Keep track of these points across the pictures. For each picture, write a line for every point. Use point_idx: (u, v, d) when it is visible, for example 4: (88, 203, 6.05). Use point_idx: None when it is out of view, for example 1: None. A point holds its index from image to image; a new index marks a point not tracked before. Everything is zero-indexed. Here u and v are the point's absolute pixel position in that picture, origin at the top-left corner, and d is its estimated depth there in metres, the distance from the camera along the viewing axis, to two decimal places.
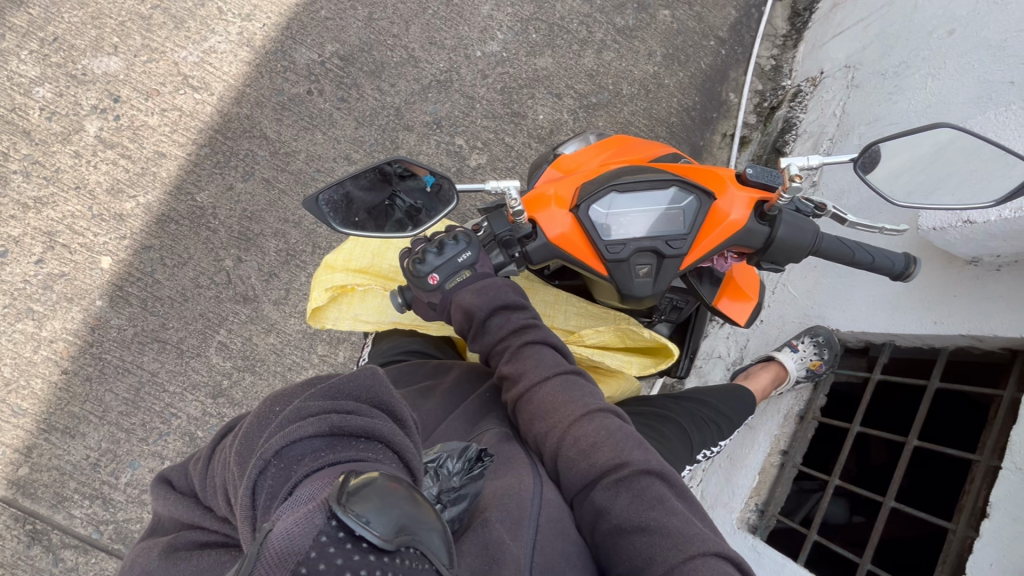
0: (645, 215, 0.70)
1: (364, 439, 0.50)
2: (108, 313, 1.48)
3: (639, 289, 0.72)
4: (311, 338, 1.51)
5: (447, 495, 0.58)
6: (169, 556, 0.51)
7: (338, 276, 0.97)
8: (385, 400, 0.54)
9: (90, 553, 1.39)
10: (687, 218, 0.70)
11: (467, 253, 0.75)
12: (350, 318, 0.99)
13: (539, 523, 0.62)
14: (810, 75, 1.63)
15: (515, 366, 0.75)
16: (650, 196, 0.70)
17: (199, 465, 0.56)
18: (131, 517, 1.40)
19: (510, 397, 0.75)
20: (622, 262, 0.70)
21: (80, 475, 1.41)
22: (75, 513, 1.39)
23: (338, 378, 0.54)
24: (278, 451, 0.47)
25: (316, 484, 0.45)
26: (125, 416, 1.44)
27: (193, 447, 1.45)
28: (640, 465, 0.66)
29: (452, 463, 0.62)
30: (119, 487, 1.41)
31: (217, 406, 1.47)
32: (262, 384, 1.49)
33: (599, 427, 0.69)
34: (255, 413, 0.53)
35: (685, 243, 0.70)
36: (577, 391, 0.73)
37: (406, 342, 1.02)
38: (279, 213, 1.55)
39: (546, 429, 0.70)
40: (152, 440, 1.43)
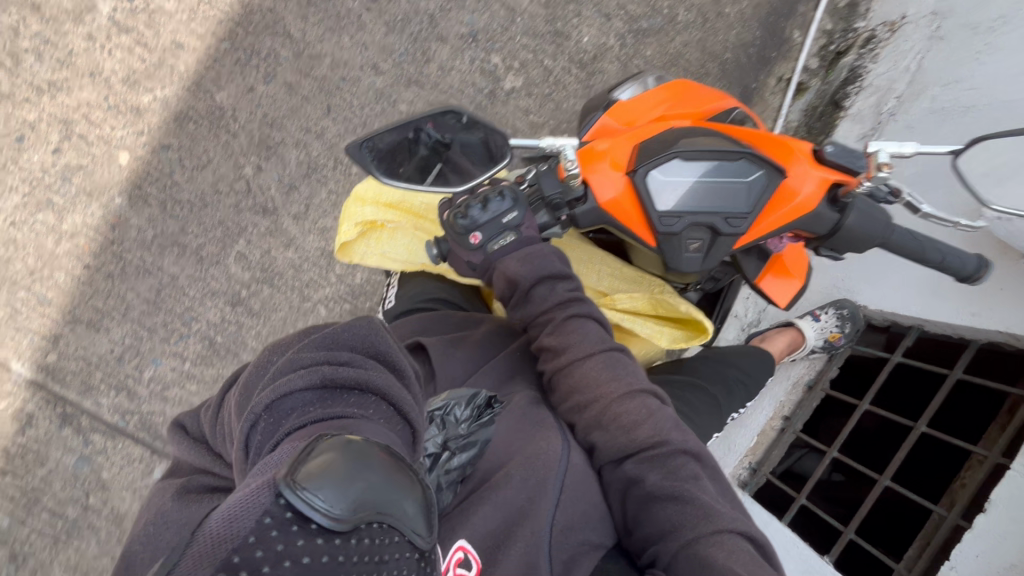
0: (708, 187, 0.63)
1: (357, 391, 0.50)
2: (128, 212, 1.46)
3: (687, 264, 0.68)
4: (329, 256, 1.52)
5: (455, 442, 0.60)
6: (181, 499, 0.48)
7: (368, 209, 0.94)
8: (381, 349, 0.54)
9: (117, 439, 1.43)
10: (752, 195, 0.64)
11: (514, 214, 0.71)
12: (379, 254, 0.95)
13: (562, 484, 0.62)
14: (889, 19, 1.44)
15: (559, 338, 0.72)
16: (715, 167, 0.64)
17: (209, 413, 0.55)
18: (155, 410, 1.45)
19: (549, 368, 0.73)
20: (673, 235, 0.65)
21: (105, 366, 1.44)
22: (102, 401, 1.43)
23: (335, 328, 0.54)
24: (268, 405, 0.47)
25: (296, 441, 0.44)
26: (147, 315, 1.46)
27: (212, 351, 1.49)
28: (677, 446, 0.66)
29: (460, 410, 0.63)
30: (142, 381, 1.45)
31: (236, 314, 1.49)
32: (279, 297, 1.51)
33: (640, 406, 0.67)
34: (254, 363, 0.54)
35: (744, 223, 0.65)
36: (620, 367, 0.71)
37: (436, 288, 0.99)
38: (301, 122, 1.48)
39: (586, 404, 0.68)
40: (173, 340, 1.47)
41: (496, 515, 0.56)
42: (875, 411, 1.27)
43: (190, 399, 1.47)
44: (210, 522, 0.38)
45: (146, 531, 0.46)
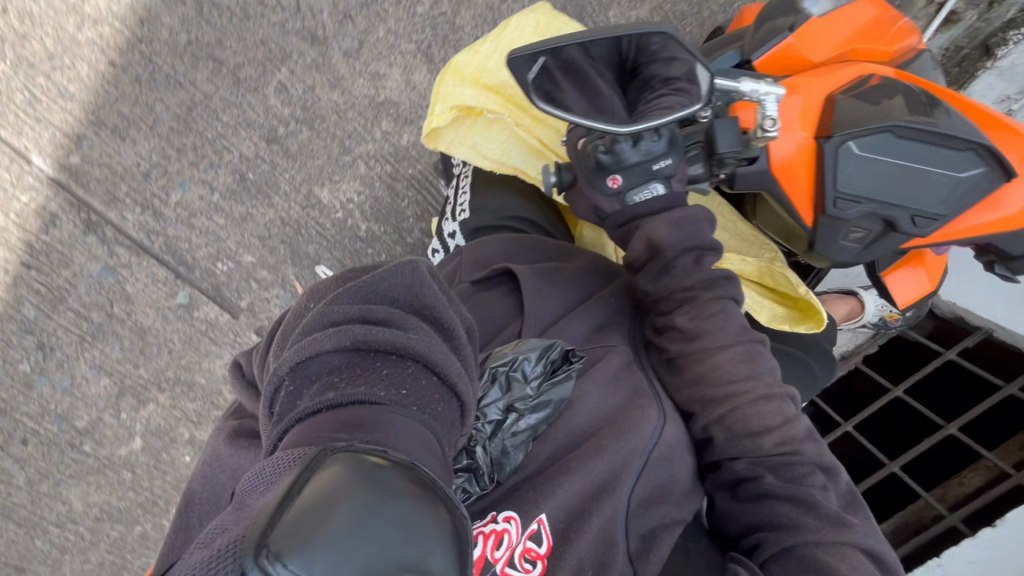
0: (899, 175, 0.74)
1: (394, 355, 0.47)
2: (159, 7, 1.28)
3: (843, 246, 0.81)
4: (377, 109, 1.44)
5: (525, 403, 0.58)
6: (232, 442, 0.52)
7: (466, 93, 0.91)
8: (427, 304, 0.51)
9: (142, 257, 1.39)
10: (939, 195, 0.75)
11: (668, 160, 0.72)
12: (467, 145, 0.95)
13: (647, 458, 0.66)
14: None
15: (696, 325, 0.73)
16: (916, 156, 0.74)
17: (256, 355, 0.56)
18: (182, 237, 1.40)
19: (673, 347, 0.74)
20: (844, 219, 0.78)
21: (131, 181, 1.34)
22: (127, 216, 1.36)
23: (372, 279, 0.51)
24: (294, 366, 0.46)
25: (313, 426, 0.41)
26: (176, 134, 1.34)
27: (243, 187, 1.41)
28: (810, 456, 0.72)
29: (531, 366, 0.59)
30: (169, 205, 1.37)
31: (271, 152, 1.39)
32: (319, 143, 1.42)
33: (774, 411, 0.71)
34: (294, 307, 0.54)
35: (927, 222, 0.76)
36: (760, 365, 0.73)
37: (518, 207, 0.93)
38: None
39: (717, 398, 0.72)
40: (202, 167, 1.37)
41: (578, 486, 0.60)
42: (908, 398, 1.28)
43: (218, 232, 1.42)
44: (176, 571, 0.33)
45: (204, 469, 0.53)
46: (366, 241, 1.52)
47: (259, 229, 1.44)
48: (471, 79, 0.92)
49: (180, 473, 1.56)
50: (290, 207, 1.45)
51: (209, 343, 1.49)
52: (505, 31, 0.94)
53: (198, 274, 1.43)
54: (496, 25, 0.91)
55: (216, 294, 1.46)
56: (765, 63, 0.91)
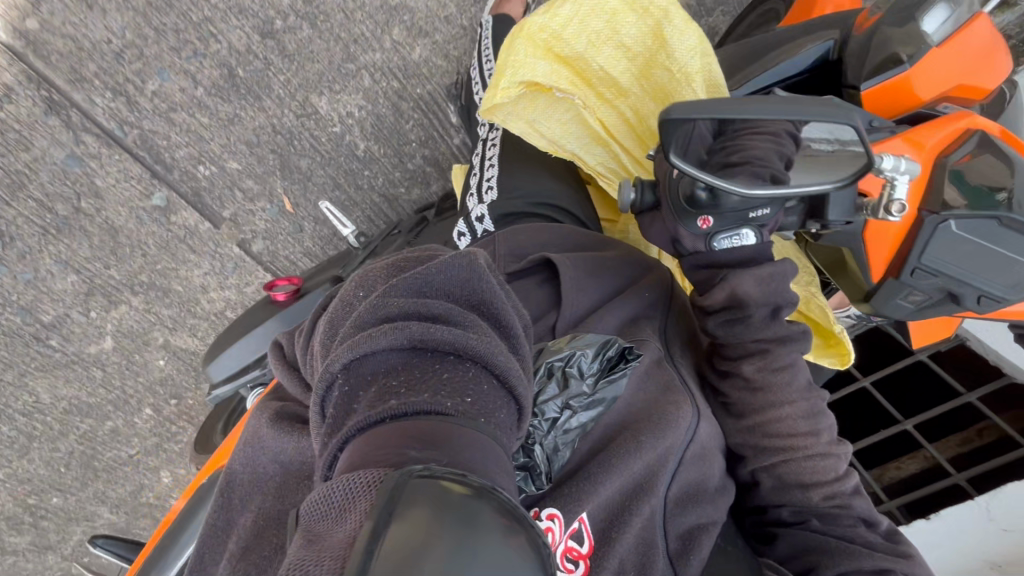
0: (979, 257, 0.70)
1: (453, 356, 0.46)
2: None
3: (897, 305, 0.79)
4: (390, 13, 1.30)
5: (580, 400, 0.58)
6: (276, 426, 0.55)
7: (538, 66, 0.82)
8: (483, 298, 0.51)
9: (113, 149, 1.25)
10: (1013, 283, 0.71)
11: (768, 209, 0.70)
12: (526, 120, 0.85)
13: (682, 457, 0.64)
14: None
15: (765, 382, 0.70)
16: (1010, 252, 0.69)
17: (300, 340, 0.55)
18: (158, 132, 1.26)
19: (733, 395, 0.71)
20: (910, 284, 0.76)
21: (100, 59, 1.17)
22: (96, 100, 1.20)
23: (426, 272, 0.50)
24: (349, 363, 0.45)
25: (377, 435, 0.39)
26: (155, 11, 1.17)
27: (232, 85, 1.26)
28: (856, 509, 0.72)
29: (587, 364, 0.59)
30: (145, 93, 1.22)
31: (265, 48, 1.25)
32: (320, 44, 1.28)
33: (829, 468, 0.71)
34: (342, 295, 0.53)
35: (988, 301, 0.73)
36: (821, 422, 0.71)
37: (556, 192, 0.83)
38: None
39: (771, 448, 0.71)
40: (185, 54, 1.21)
41: (617, 483, 0.58)
42: (874, 392, 1.34)
43: (201, 132, 1.28)
44: None
45: (244, 450, 0.57)
46: (363, 162, 1.42)
47: (248, 134, 1.31)
48: (545, 48, 0.83)
49: (153, 375, 1.53)
50: (283, 114, 1.31)
51: (186, 251, 1.40)
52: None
53: (176, 175, 1.31)
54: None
55: (196, 200, 1.35)
56: (871, 97, 0.80)
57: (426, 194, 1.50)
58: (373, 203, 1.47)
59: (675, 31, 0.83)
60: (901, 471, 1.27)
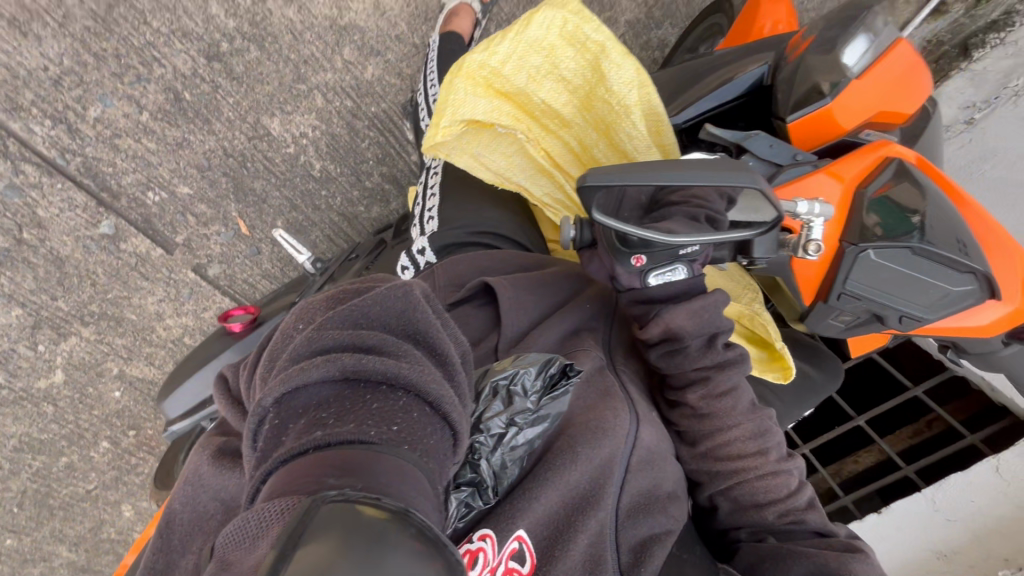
0: (900, 283, 0.65)
1: (386, 386, 0.43)
2: None
3: (825, 328, 0.73)
4: (340, 33, 1.29)
5: (524, 417, 0.54)
6: (217, 462, 0.49)
7: (479, 104, 0.79)
8: (419, 328, 0.48)
9: (55, 178, 1.21)
10: (940, 304, 0.65)
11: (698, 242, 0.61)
12: (470, 155, 0.85)
13: (628, 464, 0.60)
14: None
15: (706, 403, 0.61)
16: (929, 274, 0.64)
17: (241, 374, 0.52)
18: (102, 158, 1.23)
19: (681, 424, 0.64)
20: (834, 309, 0.69)
21: (37, 87, 1.13)
22: (34, 129, 1.16)
23: (362, 301, 0.48)
24: (278, 399, 0.41)
25: (294, 474, 0.36)
26: (93, 36, 1.13)
27: (178, 110, 1.23)
28: (811, 524, 0.63)
29: (530, 380, 0.56)
30: (87, 121, 1.18)
31: (211, 71, 1.22)
32: (269, 66, 1.26)
33: (782, 484, 0.63)
34: (281, 327, 0.50)
35: (914, 324, 0.67)
36: (769, 441, 0.63)
37: (497, 220, 0.85)
38: None
39: (722, 472, 0.63)
40: (128, 80, 1.18)
41: (555, 496, 0.54)
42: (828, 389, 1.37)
43: (148, 158, 1.26)
44: None
45: (184, 488, 0.50)
46: (320, 182, 1.41)
47: (198, 158, 1.29)
48: (485, 85, 0.80)
49: (109, 407, 1.49)
50: (234, 137, 1.29)
51: (138, 278, 1.37)
52: (526, 25, 0.78)
53: (124, 202, 1.28)
54: (517, 23, 0.77)
55: (146, 226, 1.32)
56: (798, 129, 0.77)
57: (386, 212, 1.50)
58: (332, 222, 1.46)
59: (614, 65, 0.79)
60: (858, 466, 1.29)
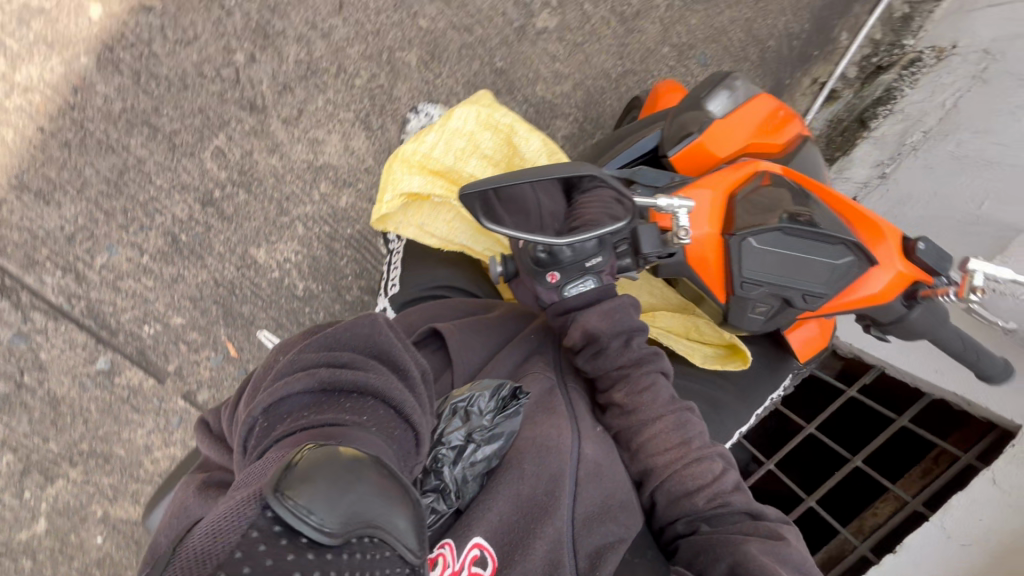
0: (790, 264, 0.73)
1: (354, 395, 0.53)
2: (93, 75, 1.29)
3: (747, 322, 0.80)
4: (316, 172, 1.48)
5: (479, 434, 0.66)
6: (202, 493, 0.53)
7: (414, 179, 0.94)
8: (383, 349, 0.58)
9: (60, 321, 1.34)
10: (829, 277, 0.73)
11: (598, 258, 0.76)
12: (415, 225, 0.99)
13: (577, 478, 0.68)
14: (939, 44, 1.81)
15: (631, 396, 0.76)
16: (808, 249, 0.73)
17: (225, 412, 0.60)
18: (104, 299, 1.36)
19: (615, 425, 0.76)
20: (745, 299, 0.76)
21: (53, 244, 1.31)
22: (46, 279, 1.32)
23: (335, 329, 0.58)
24: (267, 407, 0.51)
25: (282, 447, 0.46)
26: (105, 197, 1.33)
27: (175, 250, 1.40)
28: (739, 506, 0.70)
29: (484, 402, 0.68)
30: (93, 268, 1.34)
31: (205, 215, 1.41)
32: (255, 206, 1.44)
33: (706, 469, 0.71)
34: (264, 362, 0.60)
35: (816, 301, 0.75)
36: (689, 432, 0.74)
37: (449, 276, 1.01)
38: (305, 14, 1.41)
39: (655, 468, 0.72)
40: (132, 229, 1.36)
41: (508, 506, 0.63)
42: (820, 435, 1.34)
43: (146, 295, 1.39)
44: (193, 536, 0.41)
45: (170, 523, 0.53)
46: (304, 300, 1.52)
47: (191, 290, 1.42)
48: (419, 167, 0.95)
49: (90, 556, 1.42)
50: (224, 268, 1.44)
51: (130, 411, 1.42)
52: (448, 119, 0.97)
53: (121, 337, 1.39)
54: (440, 118, 0.96)
55: (140, 358, 1.41)
56: (680, 161, 0.92)
57: None
58: None
59: (524, 140, 0.99)
60: (878, 518, 1.18)
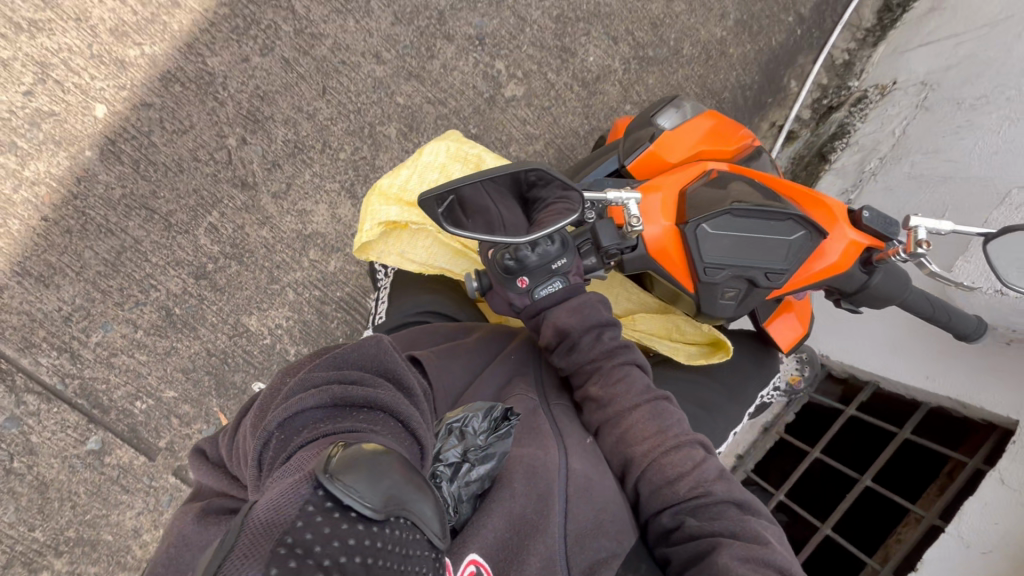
0: (747, 245, 0.82)
1: (365, 409, 0.56)
2: (97, 166, 1.40)
3: (721, 308, 0.88)
4: (305, 240, 1.54)
5: (474, 454, 0.64)
6: (202, 519, 0.55)
7: (392, 210, 0.99)
8: (391, 369, 0.62)
9: (53, 402, 1.36)
10: (785, 254, 0.84)
11: (563, 260, 0.86)
12: (396, 252, 1.06)
13: (567, 493, 0.70)
14: (881, 82, 1.91)
15: (604, 390, 0.84)
16: (756, 229, 0.82)
17: (225, 438, 0.61)
18: (97, 377, 1.39)
19: (595, 420, 0.84)
20: (713, 284, 0.85)
21: (50, 325, 1.36)
22: (41, 360, 1.35)
23: (343, 349, 0.61)
24: (282, 421, 0.53)
25: (307, 453, 0.49)
26: (102, 277, 1.39)
27: (169, 323, 1.44)
28: (720, 495, 0.74)
29: (478, 423, 0.67)
30: (89, 345, 1.38)
31: (199, 287, 1.46)
32: (247, 275, 1.50)
33: (685, 457, 0.77)
34: (268, 386, 0.62)
35: (776, 279, 0.85)
36: (666, 421, 0.81)
37: (431, 301, 1.12)
38: (292, 100, 1.53)
39: (636, 458, 0.79)
40: (127, 306, 1.41)
41: (502, 523, 0.62)
42: (826, 459, 1.30)
43: (139, 369, 1.41)
44: (254, 511, 0.43)
45: (166, 553, 0.55)
46: None
47: (184, 362, 1.45)
48: (395, 198, 1.01)
49: None
50: (217, 338, 1.47)
51: (119, 492, 1.40)
52: (421, 155, 1.05)
53: (113, 415, 1.40)
54: (413, 154, 1.04)
55: (131, 436, 1.41)
56: (637, 168, 1.00)
57: None
58: None
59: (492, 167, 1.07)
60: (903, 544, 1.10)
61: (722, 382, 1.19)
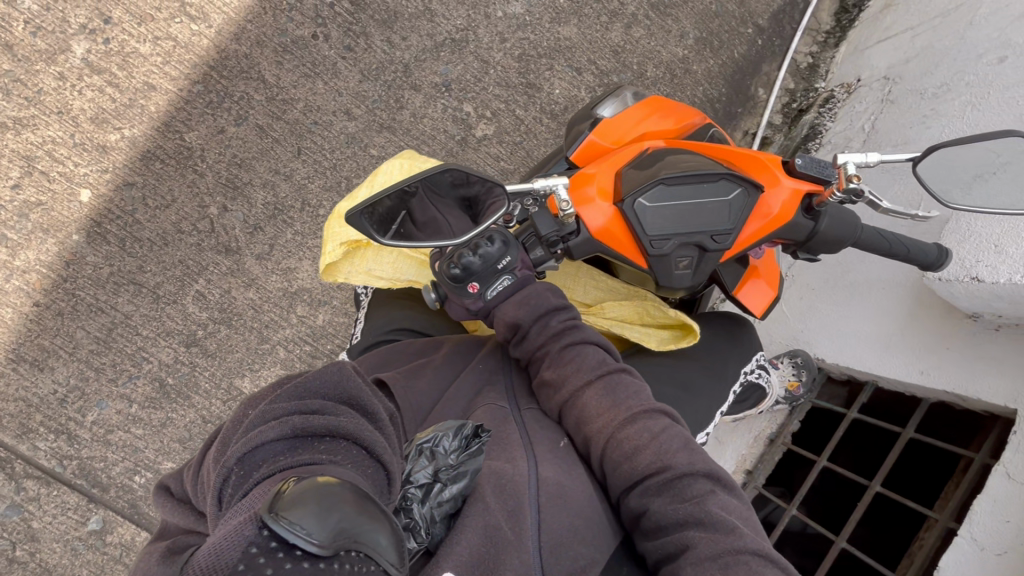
0: (686, 214, 0.85)
1: (328, 439, 0.56)
2: (84, 248, 1.45)
3: (679, 278, 0.90)
4: (291, 297, 1.55)
5: (446, 473, 0.68)
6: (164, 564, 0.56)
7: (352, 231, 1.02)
8: (353, 395, 0.62)
9: (52, 485, 1.40)
10: (727, 216, 0.86)
11: (508, 257, 0.87)
12: (363, 272, 1.08)
13: (539, 503, 0.74)
14: (846, 81, 1.93)
15: (557, 372, 0.88)
16: (689, 196, 0.85)
17: (190, 474, 0.63)
18: (95, 455, 1.42)
19: (553, 404, 0.88)
20: (663, 257, 0.87)
21: (47, 409, 1.41)
22: (39, 445, 1.40)
23: (305, 379, 0.61)
24: (241, 456, 0.53)
25: (261, 490, 0.49)
26: (95, 355, 1.43)
27: (162, 394, 1.46)
28: (682, 468, 0.77)
29: (448, 442, 0.70)
30: (85, 424, 1.42)
31: (190, 355, 1.48)
32: (237, 338, 1.51)
33: (641, 430, 0.80)
34: (231, 417, 0.62)
35: (726, 239, 0.87)
36: (619, 395, 0.85)
37: (402, 318, 1.18)
38: (269, 163, 1.57)
39: (592, 436, 0.83)
40: (121, 381, 1.43)
41: (478, 539, 0.66)
42: (833, 466, 1.27)
43: (135, 443, 1.43)
44: (197, 557, 0.43)
45: None
46: None
47: (180, 432, 1.45)
48: None
49: None
50: (211, 404, 1.48)
51: (120, 571, 1.41)
52: (378, 175, 1.08)
53: (112, 492, 1.42)
54: (369, 175, 1.06)
55: (132, 512, 1.42)
56: (580, 157, 1.02)
57: None
58: None
59: None
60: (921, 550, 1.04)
61: (698, 367, 1.17)
